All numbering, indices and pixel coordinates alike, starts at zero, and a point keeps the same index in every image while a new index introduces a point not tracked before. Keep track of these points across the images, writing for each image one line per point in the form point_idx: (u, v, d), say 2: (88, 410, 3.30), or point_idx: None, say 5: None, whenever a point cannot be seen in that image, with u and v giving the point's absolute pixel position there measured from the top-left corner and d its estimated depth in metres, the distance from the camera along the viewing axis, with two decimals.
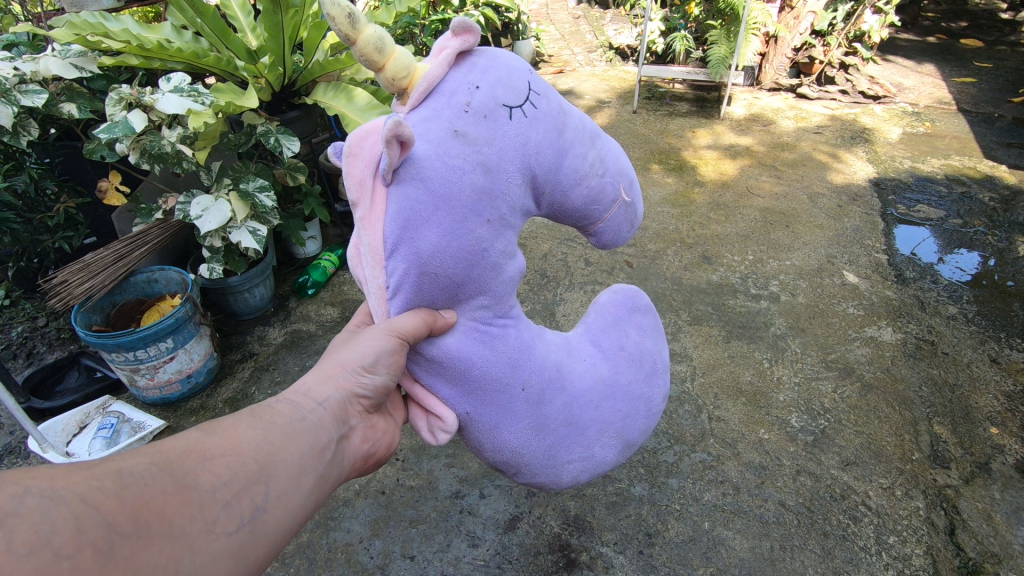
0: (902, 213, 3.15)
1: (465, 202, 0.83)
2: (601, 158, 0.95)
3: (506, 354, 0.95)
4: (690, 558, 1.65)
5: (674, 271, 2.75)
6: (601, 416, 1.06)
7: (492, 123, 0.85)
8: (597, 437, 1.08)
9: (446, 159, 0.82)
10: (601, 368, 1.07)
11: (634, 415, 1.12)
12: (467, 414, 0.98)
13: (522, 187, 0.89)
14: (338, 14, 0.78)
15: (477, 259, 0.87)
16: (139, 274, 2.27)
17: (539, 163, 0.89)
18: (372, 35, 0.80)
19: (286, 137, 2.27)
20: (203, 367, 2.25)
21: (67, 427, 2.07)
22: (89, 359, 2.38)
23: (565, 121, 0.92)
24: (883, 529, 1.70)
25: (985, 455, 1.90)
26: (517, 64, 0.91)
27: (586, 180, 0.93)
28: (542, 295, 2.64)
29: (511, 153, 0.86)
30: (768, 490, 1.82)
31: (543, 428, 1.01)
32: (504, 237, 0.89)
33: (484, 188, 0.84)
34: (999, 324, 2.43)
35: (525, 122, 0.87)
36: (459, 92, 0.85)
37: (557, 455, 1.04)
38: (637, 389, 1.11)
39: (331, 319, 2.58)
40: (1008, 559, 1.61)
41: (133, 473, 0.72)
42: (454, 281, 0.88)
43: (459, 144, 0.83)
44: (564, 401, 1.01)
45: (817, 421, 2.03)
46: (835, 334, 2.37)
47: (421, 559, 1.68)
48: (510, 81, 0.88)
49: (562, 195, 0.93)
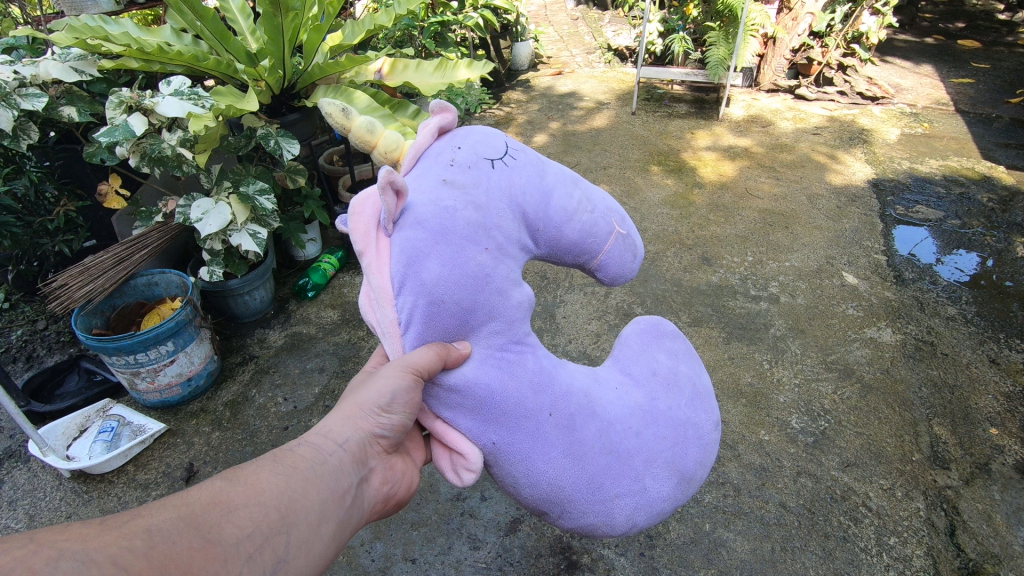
0: (901, 214, 3.16)
1: (461, 234, 0.86)
2: (587, 196, 0.98)
3: (526, 380, 0.93)
4: (690, 559, 1.66)
5: (674, 272, 2.76)
6: (644, 444, 1.03)
7: (476, 171, 0.91)
8: (645, 467, 1.03)
9: (439, 202, 0.87)
10: (634, 395, 1.06)
11: (683, 442, 1.07)
12: (494, 446, 0.95)
13: (515, 222, 0.92)
14: (333, 110, 0.90)
15: (482, 285, 0.87)
16: (139, 278, 2.26)
17: (527, 202, 0.93)
18: (362, 122, 0.92)
19: (286, 140, 2.27)
20: (203, 370, 2.25)
21: (67, 430, 2.07)
22: (89, 362, 2.38)
23: (545, 167, 0.98)
24: (883, 530, 1.70)
25: (985, 456, 1.90)
26: (494, 130, 1.00)
27: (576, 216, 0.96)
28: (542, 297, 2.64)
29: (499, 193, 0.91)
30: (768, 491, 1.82)
31: (580, 457, 0.97)
32: (505, 264, 0.90)
33: (478, 222, 0.87)
34: (998, 325, 2.43)
35: (507, 169, 0.93)
36: (443, 152, 0.93)
37: (603, 487, 0.99)
38: (680, 414, 1.08)
39: (331, 322, 2.58)
40: (1008, 560, 1.62)
41: (161, 531, 0.76)
42: (462, 307, 0.88)
43: (449, 189, 0.89)
44: (599, 427, 0.99)
45: (817, 422, 2.03)
46: (835, 335, 2.38)
47: (422, 561, 1.68)
48: (488, 141, 0.96)
49: (556, 230, 0.95)
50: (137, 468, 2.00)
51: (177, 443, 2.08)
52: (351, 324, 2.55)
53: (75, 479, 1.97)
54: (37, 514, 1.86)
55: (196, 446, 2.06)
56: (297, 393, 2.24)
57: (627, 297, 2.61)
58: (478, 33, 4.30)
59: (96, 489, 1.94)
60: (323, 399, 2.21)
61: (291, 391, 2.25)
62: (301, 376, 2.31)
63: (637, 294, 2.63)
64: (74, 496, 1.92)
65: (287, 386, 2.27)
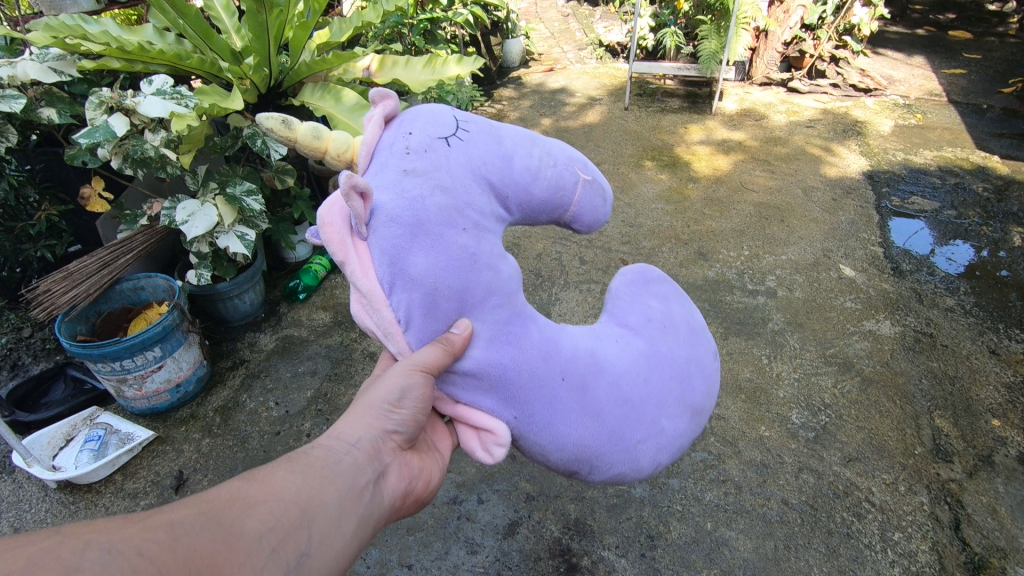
0: (897, 205, 3.14)
1: (436, 221, 0.83)
2: (547, 150, 0.94)
3: (530, 348, 0.90)
4: (692, 559, 1.63)
5: (670, 268, 2.72)
6: (655, 389, 1.00)
7: (434, 153, 0.87)
8: (659, 410, 1.01)
9: (405, 194, 0.83)
10: (637, 344, 1.01)
11: (690, 378, 1.04)
12: (512, 420, 0.93)
13: (486, 195, 0.89)
14: (273, 124, 0.89)
15: (470, 267, 0.84)
16: (125, 282, 2.21)
17: (491, 171, 0.90)
18: (306, 129, 0.90)
19: (274, 140, 2.22)
20: (193, 375, 2.21)
21: (53, 439, 2.02)
22: (76, 370, 2.32)
23: (499, 132, 0.94)
24: (887, 526, 1.68)
25: (987, 448, 1.88)
26: (439, 106, 0.95)
27: (542, 172, 0.92)
28: (536, 295, 2.60)
29: (462, 171, 0.87)
30: (770, 488, 1.79)
31: (598, 414, 0.95)
32: (488, 240, 0.87)
33: (453, 205, 0.84)
34: (996, 316, 2.42)
35: (464, 145, 0.89)
36: (395, 142, 0.88)
37: (625, 436, 0.97)
38: (682, 353, 1.04)
39: (323, 324, 2.54)
40: (1013, 554, 1.60)
41: (184, 524, 0.72)
42: (457, 293, 0.85)
43: (412, 178, 0.84)
44: (608, 382, 0.95)
45: (818, 417, 2.01)
46: (834, 329, 2.35)
47: (419, 567, 1.64)
48: (436, 119, 0.91)
49: (526, 193, 0.92)
50: (126, 478, 1.95)
51: (167, 451, 2.03)
52: (343, 325, 2.50)
53: (62, 490, 1.92)
54: (23, 528, 1.82)
55: (186, 454, 2.02)
56: (289, 398, 2.19)
57: None
58: (468, 31, 4.26)
59: (83, 500, 1.89)
60: (315, 402, 2.16)
61: (283, 395, 2.21)
62: (293, 379, 2.27)
63: None
64: (60, 507, 1.87)
65: (279, 390, 2.23)
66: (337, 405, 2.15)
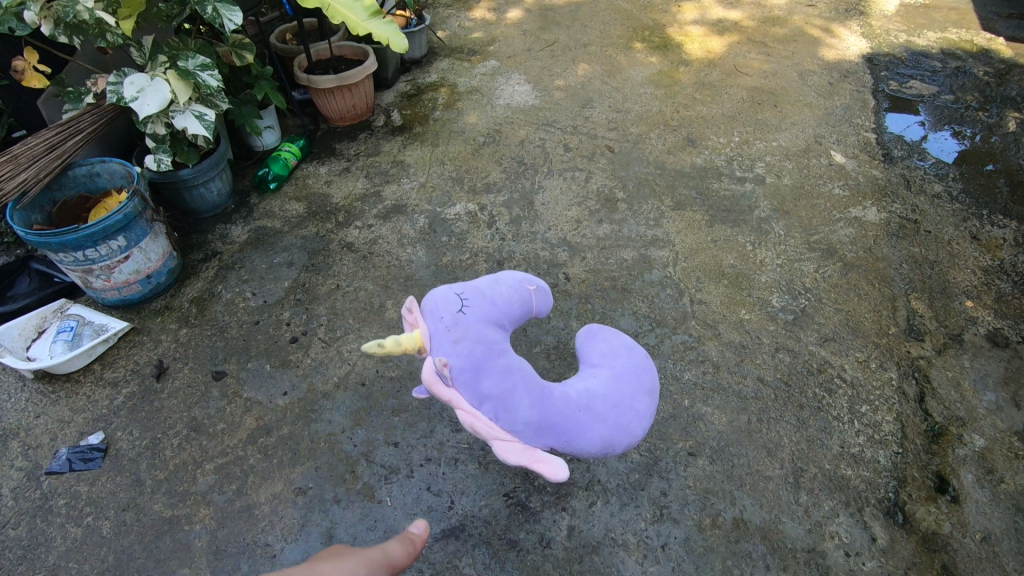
0: (894, 90, 3.02)
1: (484, 359, 1.20)
2: (502, 282, 1.33)
3: (552, 401, 1.26)
4: (669, 432, 1.69)
5: (657, 155, 2.62)
6: (626, 387, 1.35)
7: (462, 325, 1.22)
8: (634, 396, 1.35)
9: (460, 351, 1.19)
10: (601, 372, 1.37)
11: (644, 372, 1.40)
12: (555, 446, 1.29)
13: (497, 331, 1.27)
14: (372, 347, 1.18)
15: (511, 375, 1.22)
16: (78, 168, 2.05)
17: (491, 311, 1.27)
18: (392, 342, 1.19)
19: (226, 7, 1.98)
20: (164, 266, 2.13)
21: (24, 331, 1.97)
22: (39, 264, 2.20)
23: (478, 285, 1.31)
24: (856, 399, 1.74)
25: (958, 327, 1.92)
26: (441, 288, 1.28)
27: (512, 297, 1.32)
28: (519, 184, 2.50)
29: (480, 321, 1.24)
30: (747, 367, 1.84)
31: (601, 415, 1.30)
32: (511, 354, 1.26)
33: (485, 346, 1.22)
34: (982, 202, 2.38)
35: (473, 309, 1.25)
36: (437, 321, 1.22)
37: (623, 425, 1.32)
38: (631, 361, 1.40)
39: (297, 214, 2.43)
40: (971, 422, 1.68)
41: None
42: (508, 391, 1.21)
43: (459, 343, 1.20)
44: (599, 400, 1.31)
45: (797, 300, 2.02)
46: (820, 216, 2.32)
47: (405, 444, 1.69)
48: (445, 301, 1.25)
49: (508, 311, 1.31)
50: (104, 368, 1.93)
51: (144, 341, 2.00)
52: (318, 216, 2.41)
53: (39, 380, 1.90)
54: (4, 416, 1.81)
55: (164, 344, 1.99)
56: (266, 288, 2.14)
57: (609, 181, 2.50)
58: None
59: (63, 389, 1.87)
60: (293, 293, 2.12)
61: (260, 286, 2.15)
62: (269, 271, 2.21)
63: (619, 179, 2.50)
64: (40, 396, 1.86)
65: (255, 281, 2.17)
66: (316, 295, 2.11)
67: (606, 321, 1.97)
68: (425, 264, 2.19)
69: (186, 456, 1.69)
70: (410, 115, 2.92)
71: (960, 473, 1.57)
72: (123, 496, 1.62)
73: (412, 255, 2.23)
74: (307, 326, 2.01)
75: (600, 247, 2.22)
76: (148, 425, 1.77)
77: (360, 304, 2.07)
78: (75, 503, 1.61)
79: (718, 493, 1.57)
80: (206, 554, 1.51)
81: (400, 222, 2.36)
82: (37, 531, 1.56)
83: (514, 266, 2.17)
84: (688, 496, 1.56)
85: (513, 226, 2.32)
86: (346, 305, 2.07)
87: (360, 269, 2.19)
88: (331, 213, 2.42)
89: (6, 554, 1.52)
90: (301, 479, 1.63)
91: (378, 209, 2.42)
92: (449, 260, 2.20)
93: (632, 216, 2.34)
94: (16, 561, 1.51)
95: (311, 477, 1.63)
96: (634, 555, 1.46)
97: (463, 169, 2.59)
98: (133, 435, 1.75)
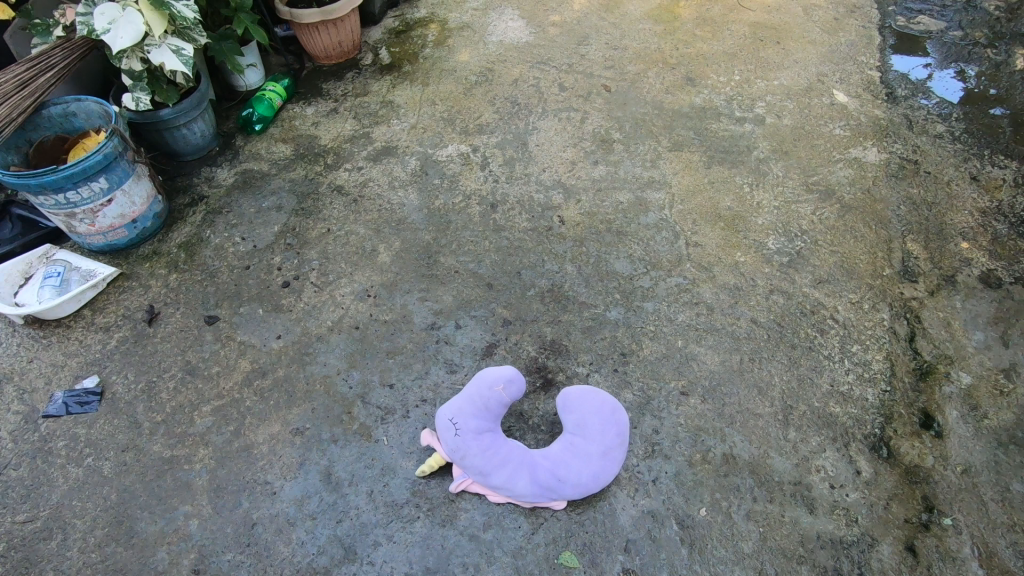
0: (902, 26, 2.91)
1: (482, 461, 1.42)
2: (484, 402, 1.44)
3: (538, 467, 1.45)
4: (662, 372, 1.71)
5: (655, 94, 2.54)
6: (597, 445, 1.45)
7: (459, 443, 1.43)
8: (605, 450, 1.46)
9: (463, 459, 1.44)
10: (578, 440, 1.47)
11: (613, 428, 1.48)
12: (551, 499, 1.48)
13: (488, 436, 1.45)
14: (421, 471, 1.51)
15: (503, 466, 1.43)
16: (53, 107, 1.96)
17: (482, 434, 1.44)
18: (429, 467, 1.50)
19: None
20: (150, 211, 2.08)
21: (10, 277, 1.94)
22: (21, 209, 2.13)
23: (466, 407, 1.45)
24: (847, 339, 1.76)
25: (952, 268, 1.91)
26: (439, 416, 1.48)
27: (493, 413, 1.46)
28: (512, 125, 2.43)
29: (474, 441, 1.43)
30: (740, 309, 1.84)
31: (576, 475, 1.44)
32: (503, 451, 1.45)
33: (479, 452, 1.43)
34: (984, 142, 2.32)
35: (465, 426, 1.44)
36: (445, 440, 1.45)
37: (597, 482, 1.45)
38: (602, 416, 1.47)
39: (285, 157, 2.36)
40: (959, 360, 1.70)
41: None
42: (503, 480, 1.43)
43: (461, 458, 1.44)
44: (576, 460, 1.45)
45: (793, 242, 2.01)
46: (820, 157, 2.27)
47: (400, 386, 1.70)
48: (444, 430, 1.45)
49: (495, 426, 1.47)
50: (95, 313, 1.91)
51: (133, 287, 1.97)
52: (306, 159, 2.34)
53: (30, 325, 1.88)
54: None
55: (154, 289, 1.96)
56: (256, 233, 2.10)
57: (605, 122, 2.43)
58: None
59: (54, 335, 1.86)
60: (284, 237, 2.08)
61: (249, 230, 2.11)
62: (257, 215, 2.16)
63: (616, 120, 2.43)
64: (32, 341, 1.85)
65: (244, 225, 2.13)
66: (307, 239, 2.08)
67: (601, 264, 1.96)
68: (417, 208, 2.15)
69: (182, 399, 1.70)
70: (399, 53, 2.80)
71: (946, 410, 1.60)
72: (122, 438, 1.63)
73: (404, 199, 2.18)
74: (298, 271, 1.99)
75: (596, 189, 2.18)
76: (142, 369, 1.77)
77: (352, 248, 2.04)
78: (74, 444, 1.63)
79: (709, 430, 1.60)
80: (207, 491, 1.54)
81: (391, 165, 2.30)
82: (38, 472, 1.58)
83: (508, 209, 2.13)
84: (679, 434, 1.59)
85: (506, 168, 2.26)
86: (337, 249, 2.04)
87: (351, 213, 2.15)
88: (320, 156, 2.36)
89: (9, 493, 1.55)
90: (299, 420, 1.65)
91: (367, 152, 2.35)
92: (441, 204, 2.16)
93: (628, 157, 2.29)
94: (19, 500, 1.54)
95: (308, 418, 1.65)
96: (626, 489, 1.50)
97: (454, 110, 2.50)
98: (128, 378, 1.75)
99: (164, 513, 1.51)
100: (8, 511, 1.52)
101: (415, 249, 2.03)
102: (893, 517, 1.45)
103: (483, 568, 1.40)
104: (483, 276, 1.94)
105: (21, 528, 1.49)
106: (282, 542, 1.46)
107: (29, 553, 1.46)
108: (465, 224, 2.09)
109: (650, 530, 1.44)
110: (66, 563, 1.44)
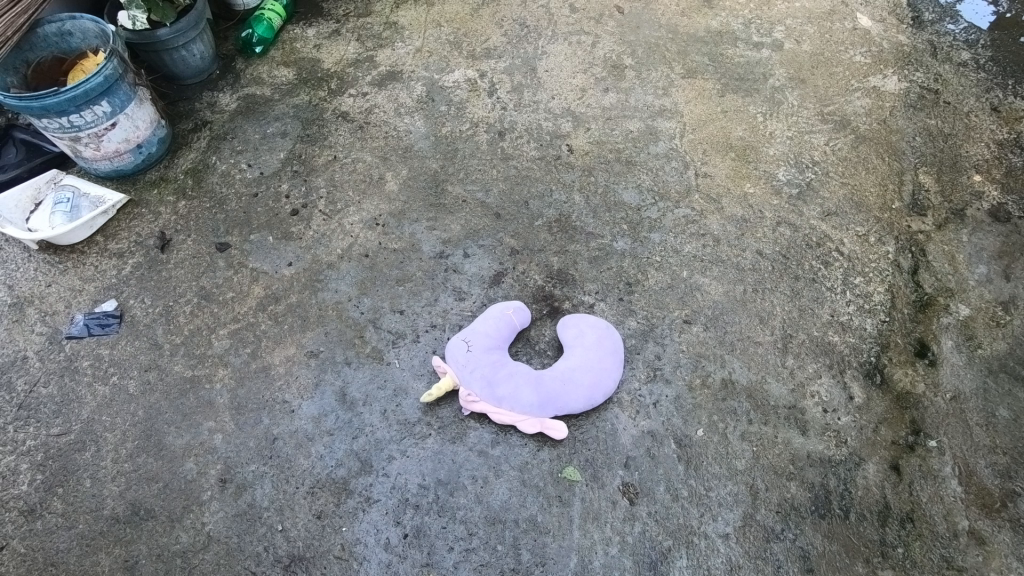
0: None
1: (490, 375, 1.55)
2: (491, 323, 1.63)
3: (543, 380, 1.57)
4: (666, 302, 1.74)
5: (669, 17, 2.43)
6: (594, 357, 1.59)
7: (468, 360, 1.58)
8: (602, 360, 1.59)
9: (472, 374, 1.56)
10: (576, 352, 1.61)
11: (607, 342, 1.62)
12: (557, 415, 1.56)
13: (494, 354, 1.59)
14: (428, 396, 1.56)
15: (510, 379, 1.56)
16: (47, 26, 1.91)
17: (489, 352, 1.59)
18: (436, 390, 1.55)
19: None
20: (154, 136, 2.05)
21: (20, 203, 1.95)
22: (24, 134, 2.12)
23: (474, 328, 1.63)
24: (851, 272, 1.78)
25: (962, 203, 1.90)
26: (451, 342, 1.63)
27: (499, 335, 1.62)
28: (520, 49, 2.34)
29: (482, 355, 1.58)
30: (747, 241, 1.85)
31: (578, 384, 1.55)
32: (509, 367, 1.58)
33: (488, 367, 1.57)
34: (1010, 71, 2.21)
35: (474, 343, 1.60)
36: (455, 361, 1.58)
37: (599, 390, 1.55)
38: (596, 333, 1.63)
39: (287, 81, 2.30)
40: (959, 293, 1.72)
41: None
42: (511, 392, 1.54)
43: (471, 373, 1.56)
44: (577, 369, 1.57)
45: (804, 174, 1.99)
46: (837, 86, 2.21)
47: (410, 312, 1.74)
48: (455, 350, 1.60)
49: (502, 348, 1.62)
50: (107, 240, 1.93)
51: (143, 214, 1.98)
52: (309, 84, 2.28)
53: (44, 251, 1.91)
54: (16, 285, 1.85)
55: (164, 216, 1.97)
56: (262, 159, 2.09)
57: (616, 47, 2.34)
58: None
59: (69, 260, 1.89)
60: (290, 164, 2.07)
61: (255, 156, 2.10)
62: (262, 141, 2.14)
63: (628, 44, 2.34)
64: (49, 266, 1.88)
65: (249, 152, 2.11)
66: (313, 166, 2.06)
67: (609, 195, 1.95)
68: (424, 135, 2.12)
69: (199, 323, 1.75)
70: None
71: (941, 340, 1.64)
72: (144, 358, 1.70)
73: (410, 126, 2.15)
74: (306, 199, 1.99)
75: (605, 117, 2.14)
76: (159, 294, 1.81)
77: (359, 176, 2.03)
78: (100, 364, 1.70)
79: (709, 356, 1.65)
80: (229, 409, 1.61)
81: (396, 91, 2.24)
82: (67, 389, 1.66)
83: (516, 137, 2.10)
84: (680, 359, 1.65)
85: (514, 94, 2.21)
86: (344, 177, 2.03)
87: (357, 140, 2.12)
88: (323, 81, 2.29)
89: (43, 408, 1.63)
90: (313, 343, 1.71)
91: (372, 76, 2.29)
92: (448, 131, 2.13)
93: (640, 84, 2.22)
94: (52, 414, 1.62)
95: (321, 341, 1.71)
96: (628, 411, 1.57)
97: (461, 32, 2.41)
98: (145, 302, 1.80)
99: (189, 428, 1.59)
100: (43, 425, 1.61)
101: (422, 177, 2.02)
102: (881, 439, 1.53)
103: (491, 480, 1.49)
104: (490, 205, 1.95)
105: (57, 439, 1.59)
106: (302, 455, 1.55)
107: (67, 462, 1.56)
108: (472, 152, 2.07)
109: (648, 448, 1.52)
110: (102, 471, 1.54)
